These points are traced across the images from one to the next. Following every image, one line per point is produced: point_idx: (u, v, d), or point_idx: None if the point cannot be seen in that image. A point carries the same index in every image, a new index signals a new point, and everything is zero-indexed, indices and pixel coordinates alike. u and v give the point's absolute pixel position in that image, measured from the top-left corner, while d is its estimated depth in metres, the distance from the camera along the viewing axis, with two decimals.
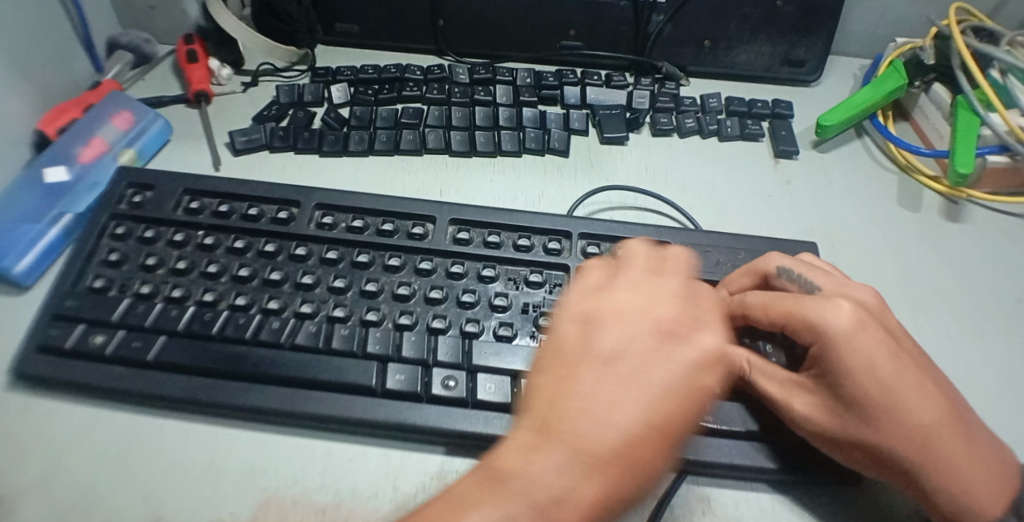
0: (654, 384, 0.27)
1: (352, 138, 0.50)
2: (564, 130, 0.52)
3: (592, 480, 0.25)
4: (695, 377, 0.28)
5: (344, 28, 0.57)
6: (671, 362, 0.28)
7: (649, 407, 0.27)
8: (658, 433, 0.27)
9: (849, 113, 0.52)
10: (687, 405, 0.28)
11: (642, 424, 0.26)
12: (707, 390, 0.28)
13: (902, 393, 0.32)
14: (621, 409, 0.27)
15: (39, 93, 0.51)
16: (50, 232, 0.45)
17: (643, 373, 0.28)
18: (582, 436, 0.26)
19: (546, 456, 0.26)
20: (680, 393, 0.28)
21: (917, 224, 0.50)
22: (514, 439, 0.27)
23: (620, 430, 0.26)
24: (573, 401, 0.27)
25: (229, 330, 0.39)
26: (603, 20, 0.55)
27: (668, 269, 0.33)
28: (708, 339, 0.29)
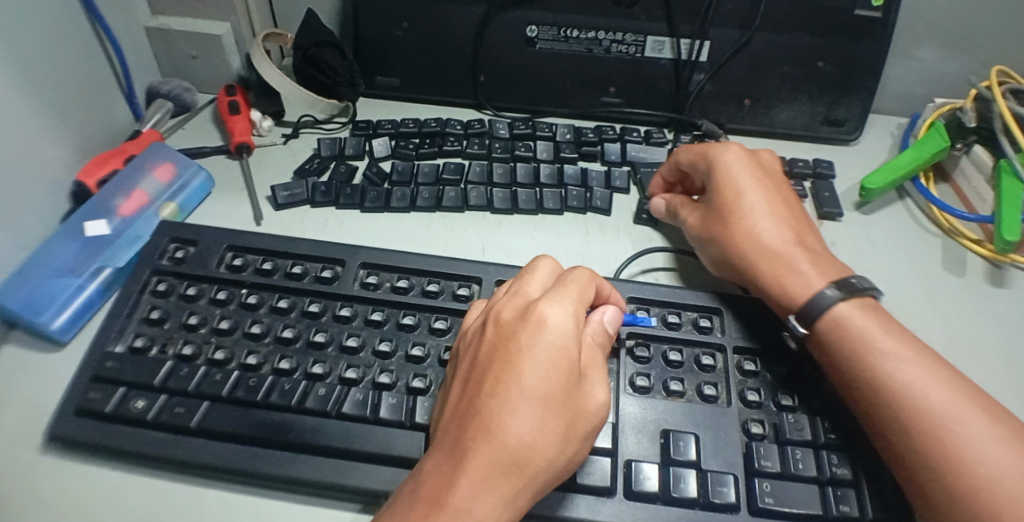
0: (513, 369, 0.31)
1: (394, 195, 0.50)
2: (606, 189, 0.51)
3: (476, 463, 0.29)
4: (551, 350, 0.31)
5: (385, 81, 0.58)
6: (526, 342, 0.31)
7: (513, 386, 0.30)
8: (529, 408, 0.30)
9: (893, 176, 0.52)
10: (550, 378, 0.30)
11: (513, 406, 0.30)
12: (561, 359, 0.31)
13: (918, 377, 0.35)
14: (491, 400, 0.30)
15: (82, 143, 0.52)
16: (89, 287, 0.45)
17: (507, 363, 0.31)
18: (468, 436, 0.30)
19: (444, 468, 0.29)
20: (540, 365, 0.31)
21: (965, 290, 0.49)
22: (428, 458, 0.31)
23: (498, 419, 0.30)
24: (458, 407, 0.31)
25: (275, 396, 0.38)
26: (643, 77, 0.55)
27: (529, 274, 0.36)
28: (555, 317, 0.32)
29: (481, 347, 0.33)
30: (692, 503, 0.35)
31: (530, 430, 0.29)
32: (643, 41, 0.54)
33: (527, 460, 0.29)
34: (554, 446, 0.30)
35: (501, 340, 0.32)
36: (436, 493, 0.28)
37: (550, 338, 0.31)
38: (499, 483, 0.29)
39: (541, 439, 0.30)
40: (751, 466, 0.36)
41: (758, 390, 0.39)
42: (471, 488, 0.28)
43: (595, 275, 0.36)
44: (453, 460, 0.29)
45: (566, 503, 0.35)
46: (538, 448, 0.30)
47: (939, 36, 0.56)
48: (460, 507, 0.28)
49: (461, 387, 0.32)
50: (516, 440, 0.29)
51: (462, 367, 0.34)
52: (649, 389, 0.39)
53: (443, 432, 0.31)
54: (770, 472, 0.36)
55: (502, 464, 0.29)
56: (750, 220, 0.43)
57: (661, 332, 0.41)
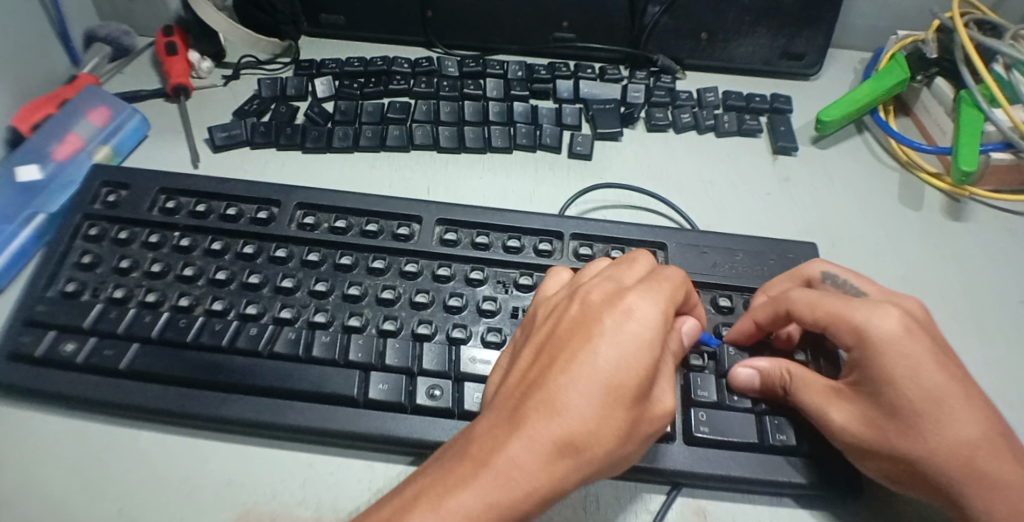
0: (584, 348, 0.28)
1: (336, 134, 0.48)
2: (556, 126, 0.50)
3: (533, 439, 0.27)
4: (630, 341, 0.28)
5: (330, 19, 0.55)
6: (610, 331, 0.28)
7: (584, 369, 0.28)
8: (597, 394, 0.27)
9: (851, 109, 0.51)
10: (628, 375, 0.27)
11: (577, 386, 0.27)
12: (643, 353, 0.28)
13: (936, 393, 0.30)
14: (548, 375, 0.28)
15: (11, 88, 0.50)
16: (22, 234, 0.44)
17: (582, 343, 0.28)
18: (529, 410, 0.28)
19: (495, 430, 0.28)
20: (619, 356, 0.28)
21: (920, 224, 0.48)
22: (479, 420, 0.29)
23: (560, 394, 0.27)
24: (519, 378, 0.29)
25: (206, 337, 0.37)
26: (597, 11, 0.53)
27: (629, 263, 0.33)
28: (646, 311, 0.29)
29: (560, 322, 0.31)
30: None
31: (589, 416, 0.27)
32: None
33: (584, 444, 0.27)
34: (612, 437, 0.27)
35: (584, 319, 0.30)
36: (481, 452, 0.27)
37: (638, 329, 0.28)
38: (552, 465, 0.27)
39: (600, 427, 0.27)
40: (689, 397, 0.36)
41: None
42: (520, 456, 0.26)
43: (687, 279, 0.32)
44: (508, 426, 0.28)
45: None
46: (594, 435, 0.27)
47: None
48: (505, 469, 0.26)
49: (530, 359, 0.30)
50: (577, 424, 0.27)
51: (536, 337, 0.32)
52: None
53: (504, 400, 0.29)
54: (706, 401, 0.36)
55: (556, 444, 0.27)
56: (857, 315, 0.32)
57: None
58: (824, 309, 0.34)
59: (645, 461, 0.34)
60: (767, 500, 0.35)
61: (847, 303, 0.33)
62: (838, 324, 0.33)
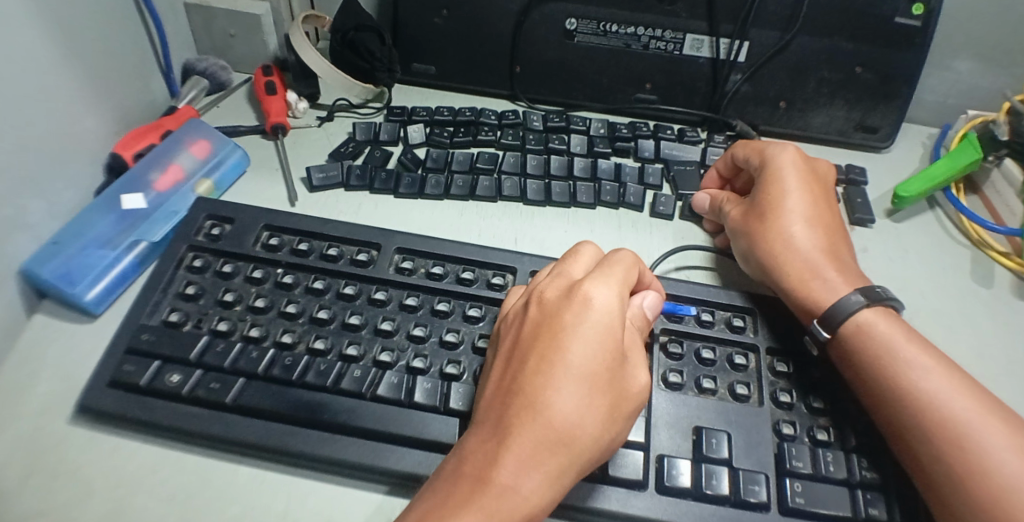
0: (553, 350, 0.31)
1: (428, 182, 0.50)
2: (639, 185, 0.51)
3: (521, 441, 0.29)
4: (597, 329, 0.32)
5: (421, 68, 0.58)
6: (574, 324, 0.32)
7: (559, 368, 0.31)
8: (573, 386, 0.30)
9: (925, 186, 0.52)
10: (598, 367, 0.31)
11: (555, 383, 0.30)
12: (608, 340, 0.32)
13: (910, 357, 0.38)
14: (534, 379, 0.31)
15: (119, 117, 0.52)
16: (124, 260, 0.45)
17: (552, 341, 0.32)
18: (514, 419, 0.30)
19: (485, 446, 0.30)
20: (587, 344, 0.31)
21: (994, 302, 0.49)
22: (470, 436, 0.31)
23: (541, 394, 0.30)
24: (500, 386, 0.32)
25: (310, 376, 0.38)
26: (679, 76, 0.55)
27: (573, 257, 0.36)
28: (603, 300, 0.33)
29: (523, 326, 0.34)
30: (723, 499, 0.35)
31: (572, 408, 0.30)
32: (682, 39, 0.54)
33: (571, 438, 0.30)
34: (596, 421, 0.30)
35: (544, 319, 0.33)
36: (478, 471, 0.29)
37: (596, 316, 0.32)
38: (544, 460, 0.29)
39: (582, 418, 0.30)
40: (783, 466, 0.36)
41: (790, 392, 0.39)
42: (515, 465, 0.29)
43: (638, 259, 0.36)
44: (495, 438, 0.30)
45: (596, 494, 0.35)
46: (580, 424, 0.30)
47: (976, 47, 0.56)
48: (507, 484, 0.29)
49: (503, 364, 0.33)
50: (561, 419, 0.30)
51: (504, 345, 0.34)
52: (681, 385, 0.39)
53: (485, 409, 0.32)
54: (802, 472, 0.36)
55: (542, 440, 0.30)
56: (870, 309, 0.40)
57: (695, 330, 0.41)
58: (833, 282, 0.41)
59: None
60: None
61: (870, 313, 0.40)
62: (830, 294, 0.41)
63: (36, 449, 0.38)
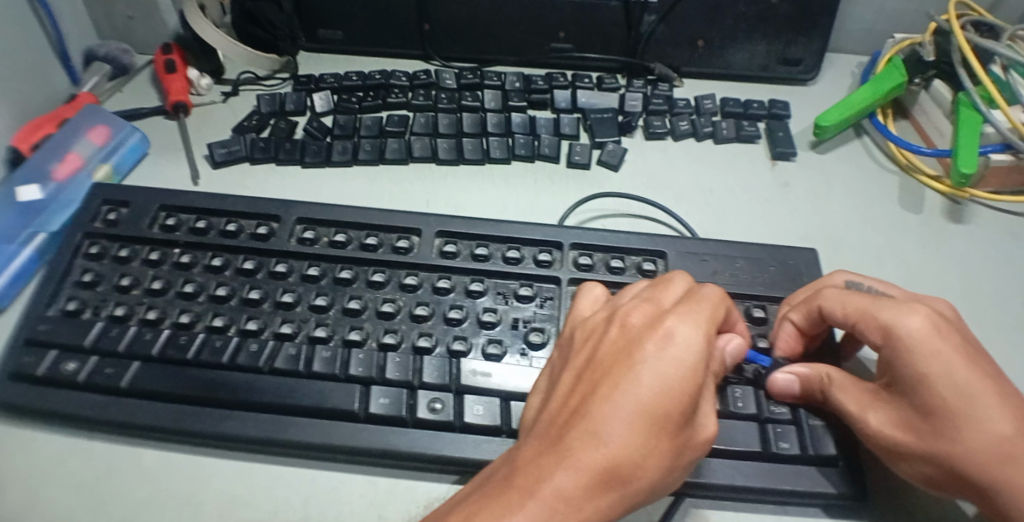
0: (626, 374, 0.27)
1: (336, 148, 0.48)
2: (554, 136, 0.50)
3: (574, 466, 0.25)
4: (677, 365, 0.27)
5: (328, 34, 0.56)
6: (654, 358, 0.27)
7: (628, 396, 0.26)
8: (635, 419, 0.26)
9: (846, 115, 0.51)
10: (677, 399, 0.26)
11: (627, 409, 0.26)
12: (688, 374, 0.27)
13: (971, 401, 0.29)
14: (593, 402, 0.27)
15: (14, 107, 0.50)
16: (23, 253, 0.44)
17: (625, 368, 0.27)
18: (567, 445, 0.26)
19: (539, 460, 0.26)
20: (659, 374, 0.27)
21: (922, 227, 0.48)
22: (522, 449, 0.27)
23: (600, 422, 0.26)
24: (550, 409, 0.29)
25: (206, 355, 0.37)
26: (594, 21, 0.53)
27: (665, 285, 0.32)
28: (686, 332, 0.27)
29: (599, 348, 0.30)
30: None
31: (631, 441, 0.26)
32: None
33: (629, 473, 0.26)
34: (660, 464, 0.27)
35: (622, 347, 0.29)
36: (525, 483, 0.25)
37: (683, 350, 0.27)
38: (597, 494, 0.25)
39: (638, 449, 0.26)
40: None
41: None
42: (568, 484, 0.25)
43: (723, 293, 0.31)
44: (551, 452, 0.26)
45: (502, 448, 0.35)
46: (640, 457, 0.26)
47: None
48: (552, 500, 0.25)
49: (568, 388, 0.29)
50: (623, 453, 0.26)
51: (573, 365, 0.30)
52: None
53: (536, 427, 0.28)
54: None
55: (597, 471, 0.25)
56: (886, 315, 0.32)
57: (605, 278, 0.40)
58: (904, 320, 0.31)
59: None
60: (772, 510, 0.34)
61: (876, 303, 0.33)
62: (898, 334, 0.31)
63: None
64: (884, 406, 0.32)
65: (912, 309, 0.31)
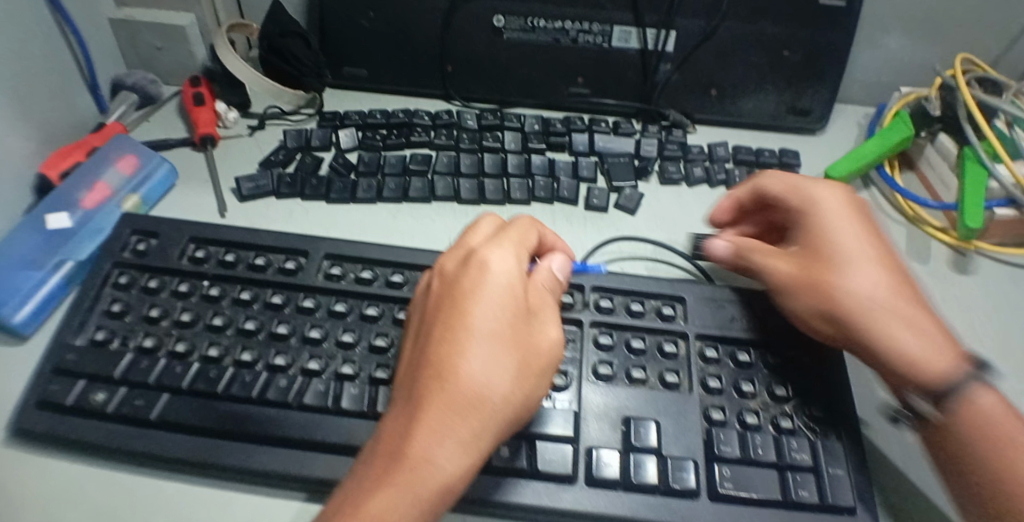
0: (452, 316, 0.32)
1: (360, 186, 0.50)
2: (573, 179, 0.51)
3: (426, 412, 0.30)
4: (492, 291, 0.32)
5: (352, 72, 0.57)
6: (449, 299, 0.33)
7: (460, 335, 0.31)
8: (487, 350, 0.31)
9: (856, 165, 0.53)
10: (487, 322, 0.31)
11: (465, 348, 0.31)
12: (509, 301, 0.32)
13: (917, 353, 0.35)
14: (447, 354, 0.31)
15: (44, 135, 0.51)
16: (51, 280, 0.44)
17: (451, 312, 0.32)
18: (444, 393, 0.30)
19: (429, 425, 0.29)
20: (483, 307, 0.32)
21: (928, 276, 0.50)
22: (387, 416, 0.32)
23: (448, 365, 0.30)
24: (410, 368, 0.32)
25: (235, 388, 0.38)
26: (611, 67, 0.55)
27: (471, 228, 0.37)
28: (497, 263, 0.33)
29: (429, 299, 0.34)
30: (652, 489, 0.35)
31: (475, 371, 0.30)
32: (609, 31, 0.54)
33: (477, 405, 0.30)
34: (500, 384, 0.30)
35: (445, 288, 0.34)
36: (395, 449, 0.29)
37: (492, 279, 0.33)
38: (451, 428, 0.29)
39: (496, 379, 0.31)
40: (712, 452, 0.37)
41: (719, 377, 0.39)
42: (433, 432, 0.29)
43: (534, 221, 0.37)
44: (408, 413, 0.30)
45: (526, 490, 0.35)
46: (491, 385, 0.30)
47: (903, 25, 0.56)
48: (418, 459, 0.29)
49: (410, 348, 0.33)
50: (467, 383, 0.30)
51: (413, 321, 0.35)
52: (612, 376, 0.39)
53: (398, 392, 0.32)
54: (730, 457, 0.36)
55: (451, 410, 0.30)
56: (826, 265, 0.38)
57: (625, 321, 0.41)
58: (826, 192, 0.41)
59: (668, 516, 0.34)
60: None
61: (819, 250, 0.39)
62: (819, 207, 0.40)
63: None
64: (805, 254, 0.39)
65: (846, 213, 0.40)
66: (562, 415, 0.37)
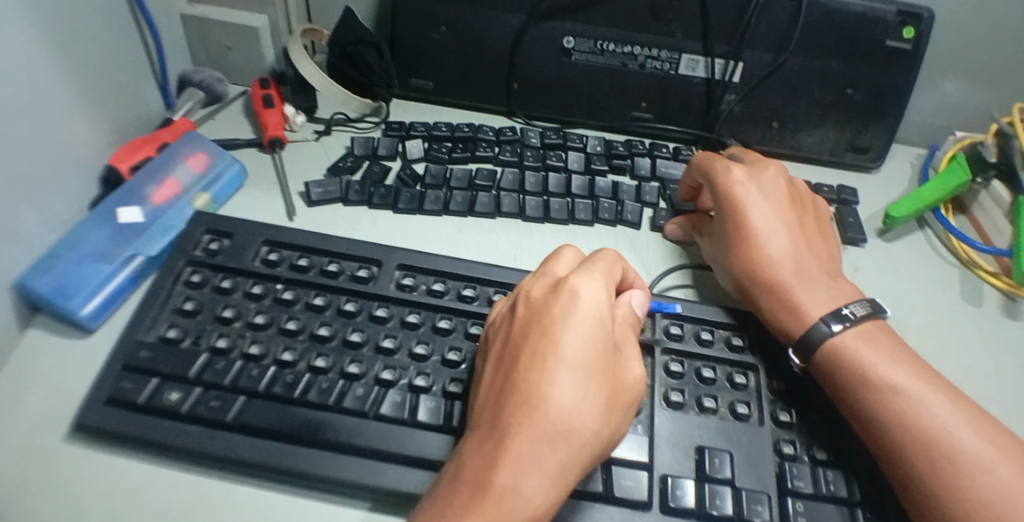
0: (543, 343, 0.32)
1: (428, 197, 0.50)
2: (637, 203, 0.52)
3: (516, 438, 0.30)
4: (584, 320, 0.33)
5: (419, 83, 0.58)
6: (536, 324, 0.33)
7: (551, 362, 0.32)
8: (577, 377, 0.31)
9: (917, 206, 0.54)
10: (576, 352, 0.32)
11: (556, 376, 0.31)
12: (600, 331, 0.33)
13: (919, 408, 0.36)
14: (536, 381, 0.31)
15: (115, 128, 0.51)
16: (120, 274, 0.44)
17: (542, 338, 0.33)
18: (531, 419, 0.30)
19: (518, 450, 0.29)
20: (575, 336, 0.32)
21: (984, 320, 0.50)
22: (467, 441, 0.31)
23: (537, 391, 0.31)
24: (494, 393, 0.32)
25: (312, 394, 0.38)
26: (675, 94, 0.56)
27: (556, 258, 0.38)
28: (588, 292, 0.34)
29: (514, 325, 0.35)
30: (727, 519, 0.35)
31: (565, 399, 0.31)
32: (677, 59, 0.55)
33: (565, 435, 0.30)
34: (587, 417, 0.31)
35: (533, 314, 0.34)
36: (478, 476, 0.29)
37: (583, 308, 0.33)
38: (542, 457, 0.29)
39: (584, 410, 0.31)
40: (785, 485, 0.37)
41: (789, 411, 0.39)
42: (520, 459, 0.29)
43: (619, 257, 0.38)
44: (493, 440, 0.30)
45: (601, 514, 0.35)
46: (579, 417, 0.31)
47: (962, 71, 0.58)
48: (505, 485, 0.29)
49: (493, 372, 0.34)
50: (557, 411, 0.30)
51: (494, 346, 0.35)
52: (683, 404, 0.39)
53: (479, 416, 0.32)
54: (804, 491, 0.36)
55: (541, 437, 0.30)
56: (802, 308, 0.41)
57: (695, 349, 0.42)
58: (740, 175, 0.46)
59: None
60: None
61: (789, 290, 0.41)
62: (738, 190, 0.45)
63: (23, 468, 0.37)
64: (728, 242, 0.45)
65: (758, 191, 0.45)
66: (636, 440, 0.37)
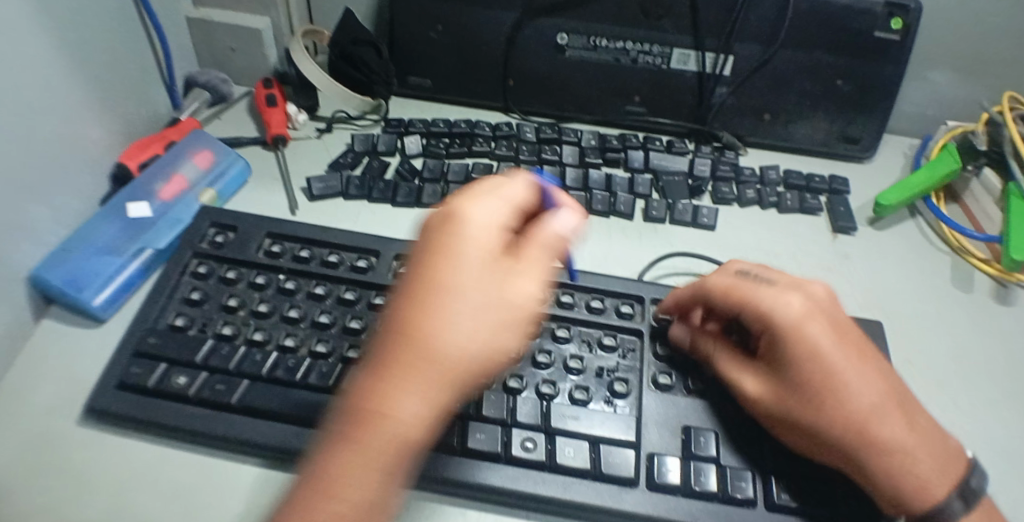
0: (426, 262, 0.28)
1: (425, 191, 0.52)
2: (630, 194, 0.53)
3: (388, 372, 0.26)
4: (471, 234, 0.28)
5: (416, 81, 0.59)
6: (425, 245, 0.29)
7: (431, 282, 0.27)
8: (462, 298, 0.27)
9: (907, 194, 0.55)
10: (460, 269, 0.27)
11: (437, 298, 0.26)
12: (488, 246, 0.28)
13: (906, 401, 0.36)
14: (414, 306, 0.26)
15: (124, 127, 0.53)
16: (130, 266, 0.46)
17: (429, 255, 0.28)
18: (406, 347, 0.26)
19: (387, 383, 0.25)
20: (458, 253, 0.27)
21: (973, 306, 0.51)
22: (356, 377, 0.27)
23: (413, 317, 0.26)
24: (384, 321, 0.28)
25: (313, 378, 0.39)
26: (668, 88, 0.57)
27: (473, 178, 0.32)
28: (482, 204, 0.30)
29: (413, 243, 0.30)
30: (712, 496, 0.36)
31: (451, 324, 0.26)
32: (668, 53, 0.56)
33: (444, 359, 0.26)
34: (471, 337, 0.26)
35: (427, 230, 0.30)
36: (357, 414, 0.25)
37: (472, 222, 0.28)
38: (421, 389, 0.25)
39: (471, 334, 0.27)
40: (770, 463, 0.37)
41: None
42: (394, 394, 0.25)
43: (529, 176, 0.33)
44: (367, 375, 0.26)
45: (590, 490, 0.36)
46: (465, 341, 0.26)
47: (952, 61, 0.58)
48: (380, 420, 0.25)
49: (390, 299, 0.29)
50: (437, 340, 0.26)
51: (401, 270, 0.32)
52: (671, 386, 0.41)
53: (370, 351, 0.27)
54: (790, 470, 0.37)
55: (418, 368, 0.25)
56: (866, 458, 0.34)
57: None
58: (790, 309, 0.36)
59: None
60: None
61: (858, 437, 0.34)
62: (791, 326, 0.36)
63: (38, 449, 0.38)
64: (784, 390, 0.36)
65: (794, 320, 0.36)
66: (623, 420, 0.38)
